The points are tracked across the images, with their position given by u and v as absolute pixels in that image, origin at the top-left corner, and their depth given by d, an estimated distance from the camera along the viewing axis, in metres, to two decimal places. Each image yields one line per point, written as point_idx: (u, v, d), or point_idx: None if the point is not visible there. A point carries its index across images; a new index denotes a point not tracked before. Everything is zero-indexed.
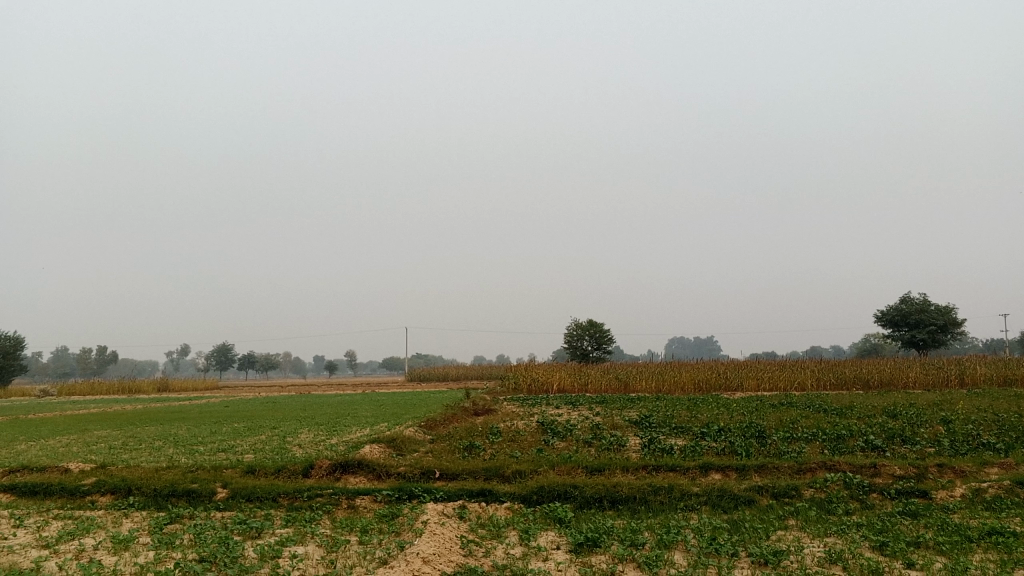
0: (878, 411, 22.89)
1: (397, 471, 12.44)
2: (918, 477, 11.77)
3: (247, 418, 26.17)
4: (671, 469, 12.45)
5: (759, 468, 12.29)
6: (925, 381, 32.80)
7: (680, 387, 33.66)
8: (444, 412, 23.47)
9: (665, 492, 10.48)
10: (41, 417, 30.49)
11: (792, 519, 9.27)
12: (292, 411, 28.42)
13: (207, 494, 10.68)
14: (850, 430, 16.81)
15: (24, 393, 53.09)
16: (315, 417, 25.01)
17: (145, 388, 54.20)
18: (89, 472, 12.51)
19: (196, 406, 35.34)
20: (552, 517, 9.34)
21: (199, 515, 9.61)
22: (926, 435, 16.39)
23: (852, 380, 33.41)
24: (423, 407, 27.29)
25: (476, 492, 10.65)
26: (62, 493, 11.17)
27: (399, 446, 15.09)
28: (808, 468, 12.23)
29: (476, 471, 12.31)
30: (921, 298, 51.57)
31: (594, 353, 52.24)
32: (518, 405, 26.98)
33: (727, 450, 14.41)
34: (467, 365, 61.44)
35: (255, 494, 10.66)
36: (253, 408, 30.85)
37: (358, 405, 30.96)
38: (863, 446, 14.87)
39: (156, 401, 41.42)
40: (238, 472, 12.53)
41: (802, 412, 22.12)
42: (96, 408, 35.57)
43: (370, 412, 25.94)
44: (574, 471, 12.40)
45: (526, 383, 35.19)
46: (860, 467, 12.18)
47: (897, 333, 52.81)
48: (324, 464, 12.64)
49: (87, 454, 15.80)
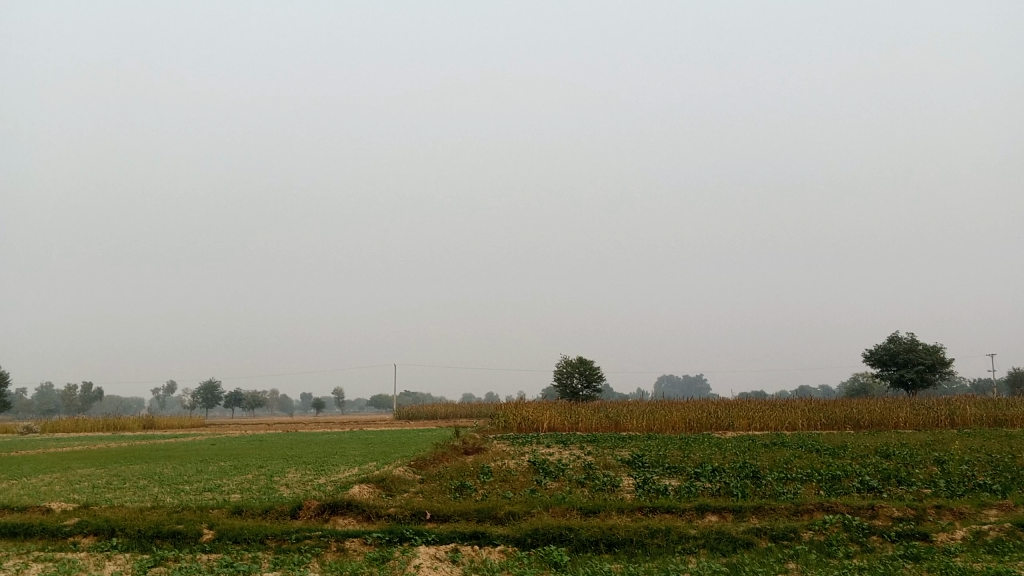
0: (871, 451, 22.74)
1: (387, 512, 12.20)
2: (916, 520, 11.61)
3: (233, 456, 25.78)
4: (667, 511, 12.25)
5: (756, 510, 12.11)
6: (916, 421, 32.68)
7: (671, 426, 33.42)
8: (433, 451, 23.17)
9: (662, 535, 10.29)
10: (22, 455, 29.97)
11: (792, 563, 9.10)
12: (279, 449, 28.05)
13: (193, 536, 10.40)
14: (845, 471, 16.65)
15: (6, 430, 52.33)
16: (302, 455, 24.67)
17: (129, 424, 53.52)
18: (72, 513, 12.19)
19: (181, 444, 34.85)
20: (547, 561, 9.13)
21: (184, 558, 9.34)
22: (922, 476, 16.25)
23: (843, 420, 33.29)
24: (412, 446, 26.95)
25: (470, 534, 10.42)
26: (43, 534, 10.86)
27: (389, 486, 14.83)
28: (805, 510, 12.06)
29: (468, 512, 12.08)
30: (910, 337, 51.68)
31: (583, 391, 51.99)
32: (508, 444, 26.71)
33: (723, 491, 14.23)
34: (456, 403, 61.03)
35: (242, 536, 10.39)
36: (240, 447, 30.41)
37: (346, 443, 30.60)
38: (859, 487, 14.71)
39: (140, 439, 40.84)
40: (225, 512, 12.25)
41: (795, 452, 21.96)
42: (80, 446, 35.02)
43: (358, 451, 25.60)
44: (569, 512, 12.19)
45: (516, 422, 34.91)
46: (858, 509, 12.01)
47: (886, 373, 52.80)
48: (313, 505, 12.38)
49: (69, 493, 15.45)
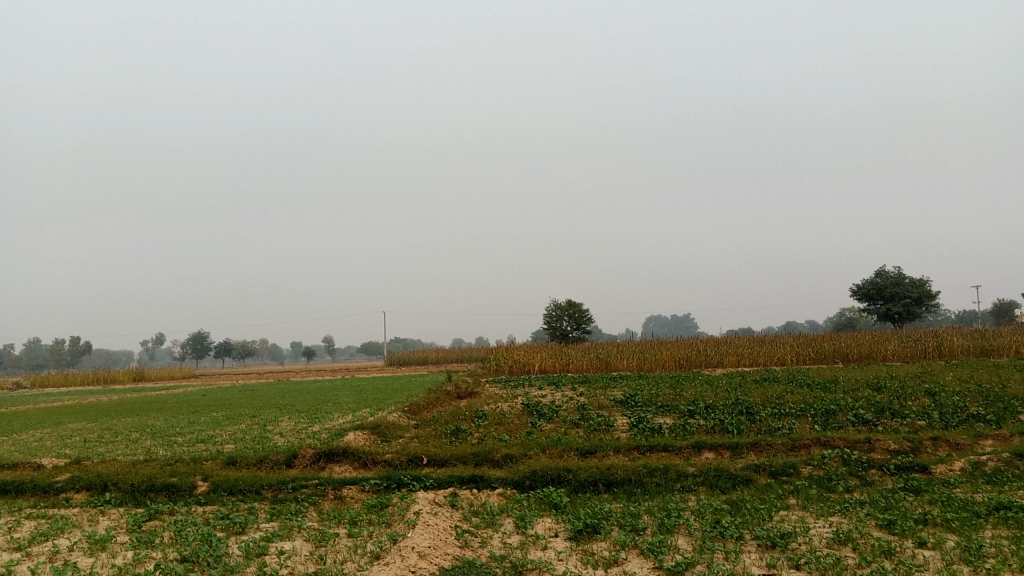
0: (862, 384, 22.82)
1: (383, 459, 12.10)
2: (913, 452, 11.61)
3: (226, 407, 25.67)
4: (664, 449, 12.20)
5: (753, 446, 12.08)
6: (903, 353, 32.88)
7: (662, 364, 33.53)
8: (426, 395, 23.14)
9: (661, 473, 10.23)
10: (13, 411, 29.81)
11: (793, 498, 9.07)
12: (272, 398, 27.95)
13: (187, 488, 10.27)
14: (839, 404, 16.68)
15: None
16: (295, 404, 24.61)
17: (120, 378, 53.40)
18: (63, 468, 12.03)
19: (173, 395, 34.73)
20: (546, 503, 9.05)
21: (179, 511, 9.21)
22: (914, 408, 16.30)
23: (832, 354, 33.48)
24: (405, 391, 26.96)
25: (468, 478, 10.34)
26: (35, 491, 10.70)
27: (384, 432, 14.74)
28: (802, 445, 12.05)
29: (465, 456, 12.00)
30: (897, 271, 51.82)
31: (573, 333, 52.08)
32: (500, 387, 26.76)
33: (718, 428, 14.22)
34: (447, 348, 61.15)
35: (238, 487, 10.26)
36: (231, 397, 30.30)
37: (338, 390, 30.57)
38: (854, 420, 14.72)
39: (131, 392, 40.67)
40: (219, 464, 12.11)
41: (787, 387, 22.01)
42: (71, 401, 34.91)
43: (351, 398, 25.54)
44: (566, 454, 12.11)
45: (507, 364, 34.95)
46: (855, 442, 12.00)
47: (873, 307, 53.04)
48: (308, 454, 12.27)
49: (61, 448, 15.27)
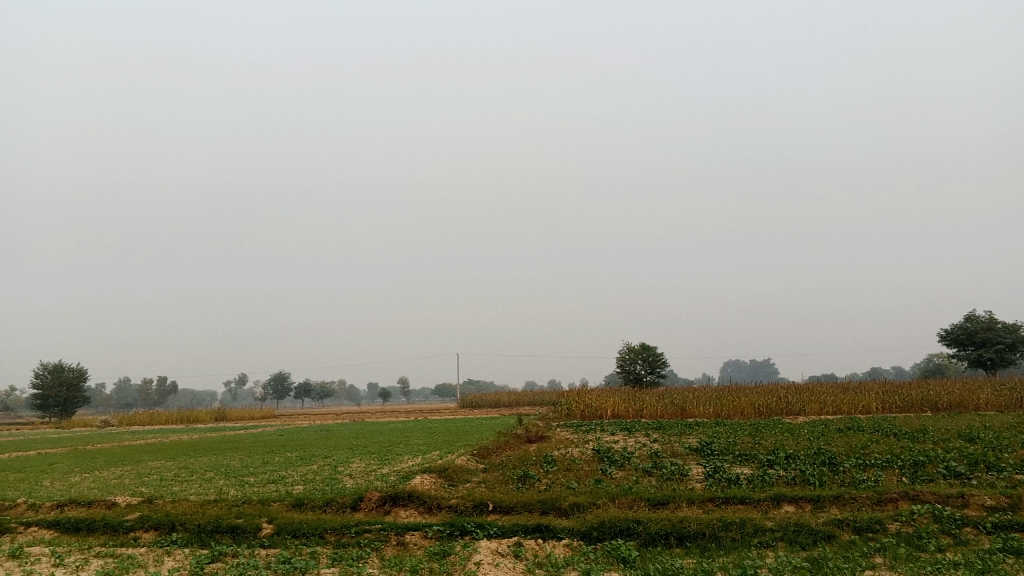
0: (953, 435, 21.62)
1: (449, 504, 11.89)
2: (1012, 508, 10.82)
3: (299, 447, 25.88)
4: (740, 502, 11.66)
5: (836, 500, 11.45)
6: (997, 403, 31.14)
7: (740, 411, 32.48)
8: (496, 439, 22.90)
9: (736, 528, 9.74)
10: (98, 448, 30.62)
11: (879, 557, 8.48)
12: (344, 440, 28.09)
13: (252, 531, 10.23)
14: (929, 456, 15.76)
15: (84, 424, 53.96)
16: (366, 445, 24.62)
17: (201, 417, 54.70)
18: (134, 507, 12.17)
19: (250, 435, 35.29)
20: (615, 556, 8.67)
21: (242, 553, 9.16)
22: (1011, 461, 15.28)
23: (920, 402, 31.94)
24: (476, 434, 26.81)
25: (533, 527, 10.04)
26: (105, 529, 10.83)
27: (451, 476, 14.56)
28: (889, 499, 11.35)
29: (531, 504, 11.68)
30: (988, 316, 49.55)
31: (647, 377, 51.12)
32: (571, 432, 26.32)
33: (799, 479, 13.56)
34: (520, 391, 60.84)
35: (301, 530, 10.17)
36: (305, 438, 30.50)
37: (409, 432, 30.58)
38: (945, 473, 13.87)
39: (212, 431, 41.49)
40: (285, 505, 12.09)
41: (872, 436, 21.03)
42: (154, 439, 35.83)
43: (422, 441, 25.42)
44: (636, 504, 11.70)
45: (580, 408, 34.45)
46: (947, 497, 11.25)
47: (963, 353, 50.72)
48: (374, 497, 12.14)
49: (137, 486, 15.55)
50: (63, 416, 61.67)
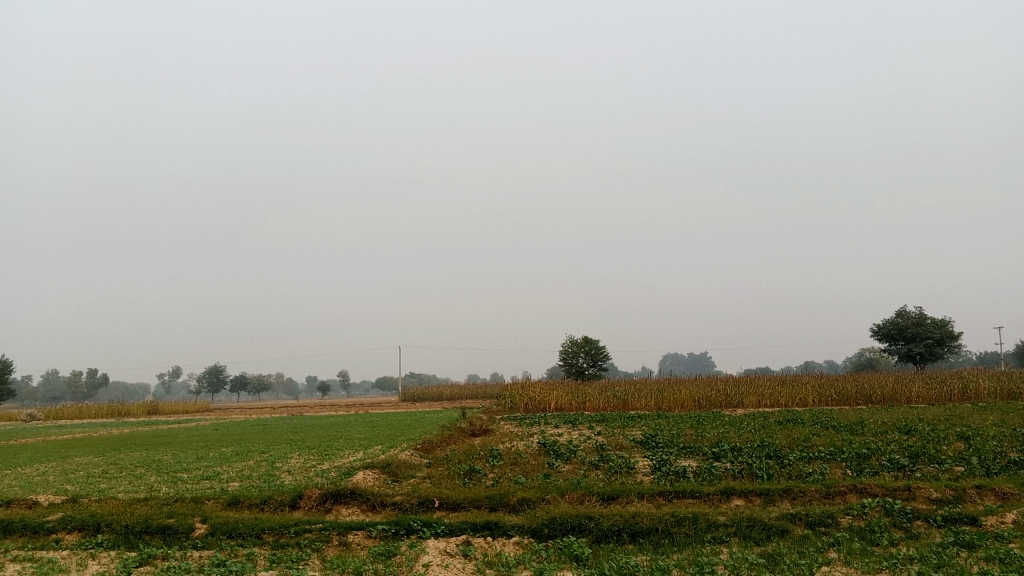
0: (890, 427, 21.96)
1: (393, 501, 11.50)
2: (959, 501, 10.89)
3: (236, 441, 25.09)
4: (691, 496, 11.50)
5: (785, 493, 11.37)
6: (928, 396, 31.89)
7: (681, 404, 32.64)
8: (440, 433, 22.50)
9: (690, 523, 9.55)
10: (23, 443, 29.36)
11: (833, 552, 8.38)
12: (284, 433, 27.38)
13: (184, 531, 9.67)
14: (870, 448, 15.90)
15: (10, 417, 52.01)
16: (306, 439, 24.03)
17: (133, 410, 53.08)
18: (57, 507, 11.45)
19: (183, 429, 34.18)
20: (567, 554, 8.39)
21: (173, 556, 8.62)
22: (949, 453, 15.51)
23: (854, 395, 32.56)
24: (418, 428, 26.32)
25: (482, 525, 9.70)
26: (24, 531, 10.13)
27: (395, 472, 14.13)
28: (837, 492, 11.31)
29: (479, 500, 11.35)
30: (919, 311, 50.87)
31: (589, 370, 51.32)
32: (515, 425, 26.09)
33: (746, 472, 13.50)
34: (462, 384, 60.51)
35: (237, 530, 9.65)
36: (242, 431, 29.65)
37: (350, 426, 30.01)
38: (888, 465, 13.95)
39: (144, 425, 40.18)
40: (220, 504, 11.52)
41: (811, 429, 21.26)
42: (83, 434, 34.47)
43: (363, 434, 24.89)
44: (586, 499, 11.45)
45: (523, 402, 34.25)
46: (894, 490, 11.26)
47: (894, 347, 51.99)
48: (315, 494, 11.65)
49: (62, 483, 14.75)
50: None
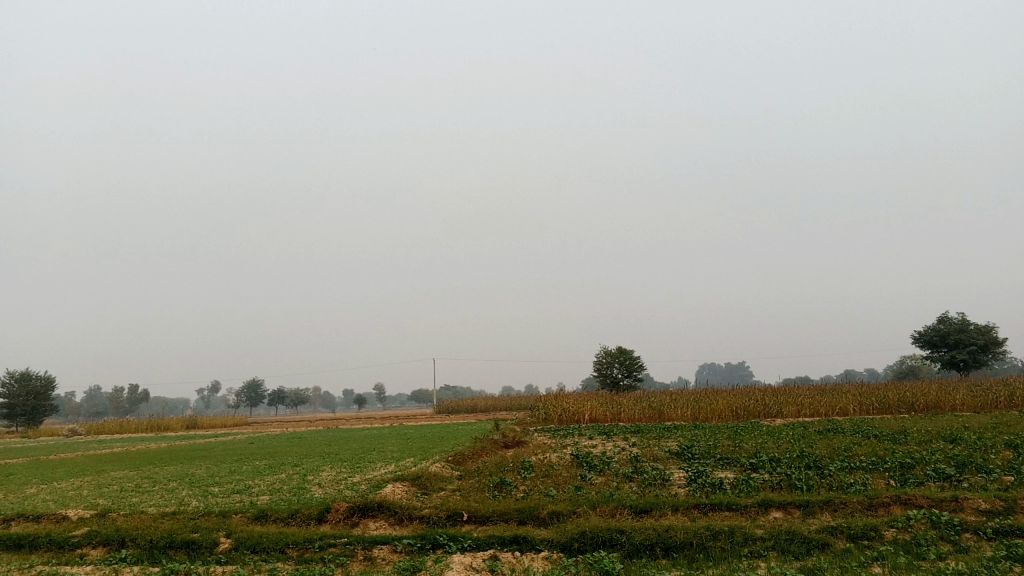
0: (934, 436, 21.27)
1: (420, 514, 11.29)
2: (1009, 512, 10.40)
3: (270, 455, 25.07)
4: (727, 508, 11.14)
5: (826, 505, 10.97)
6: (974, 403, 31.00)
7: (718, 414, 32.09)
8: (472, 445, 22.29)
9: (725, 537, 9.20)
10: (61, 458, 29.67)
11: (878, 566, 7.99)
12: (318, 447, 27.34)
13: (208, 546, 9.54)
14: (915, 458, 15.34)
15: (52, 433, 52.86)
16: (339, 452, 23.94)
17: (171, 424, 53.57)
18: (84, 522, 11.39)
19: (219, 443, 34.35)
20: (597, 569, 8.10)
21: (196, 571, 8.47)
22: (998, 462, 14.93)
23: (897, 403, 31.75)
24: (451, 440, 26.15)
25: (510, 539, 9.44)
26: (49, 546, 10.08)
27: (425, 484, 13.92)
28: (880, 504, 10.87)
29: (508, 513, 11.10)
30: (961, 317, 49.67)
31: (625, 381, 50.79)
32: (549, 437, 25.76)
33: (784, 483, 13.08)
34: (497, 396, 60.32)
35: (261, 545, 9.50)
36: (276, 445, 29.66)
37: (384, 438, 29.90)
38: (933, 475, 13.44)
39: (181, 439, 40.50)
40: (247, 518, 11.39)
41: (852, 438, 20.72)
42: (121, 448, 34.83)
43: (397, 447, 24.72)
44: (619, 512, 11.14)
45: (556, 413, 33.92)
46: (941, 501, 10.80)
47: (937, 354, 50.80)
48: (342, 508, 11.49)
49: (94, 498, 14.80)
50: (31, 425, 60.14)
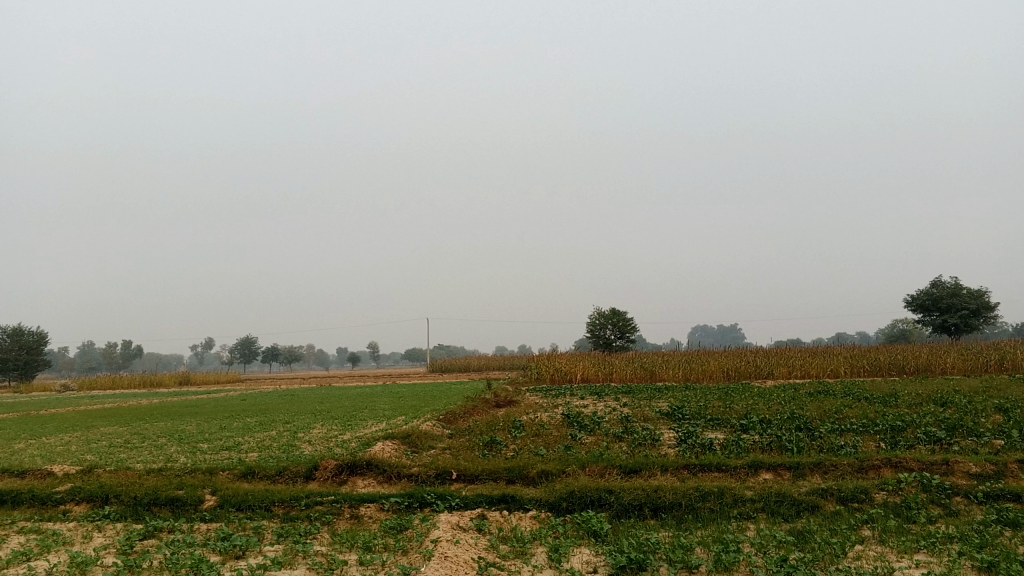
0: (925, 399, 21.27)
1: (409, 473, 11.21)
2: (1000, 476, 10.36)
3: (261, 412, 25.02)
4: (716, 469, 11.09)
5: (816, 467, 10.92)
6: (963, 366, 31.13)
7: (709, 375, 32.18)
8: (464, 403, 22.24)
9: (715, 498, 9.13)
10: (51, 413, 29.61)
11: (868, 529, 7.93)
12: (309, 404, 27.30)
13: (193, 503, 9.44)
14: (905, 421, 15.32)
15: (44, 388, 52.83)
16: (331, 410, 23.87)
17: (164, 381, 53.59)
18: (69, 478, 11.26)
19: (209, 400, 34.24)
20: (585, 529, 8.02)
21: (179, 529, 8.38)
22: (989, 425, 14.92)
23: (887, 366, 31.87)
24: (443, 399, 26.14)
25: (498, 498, 9.36)
26: (32, 501, 9.97)
27: (415, 442, 13.85)
28: (871, 466, 10.82)
29: (497, 473, 11.02)
30: (954, 282, 49.70)
31: (617, 342, 50.90)
32: (541, 396, 25.75)
33: (775, 445, 13.03)
34: (490, 355, 60.44)
35: (246, 502, 9.41)
36: (268, 402, 29.65)
37: (375, 396, 29.91)
38: (924, 438, 13.42)
39: (173, 396, 40.42)
40: (233, 475, 11.29)
41: (843, 401, 20.74)
42: (112, 403, 34.84)
43: (389, 405, 24.73)
44: (608, 472, 11.07)
45: (549, 372, 33.97)
46: (931, 464, 10.76)
47: (928, 318, 50.94)
48: (330, 465, 11.39)
49: (82, 453, 14.70)
50: (23, 379, 60.05)
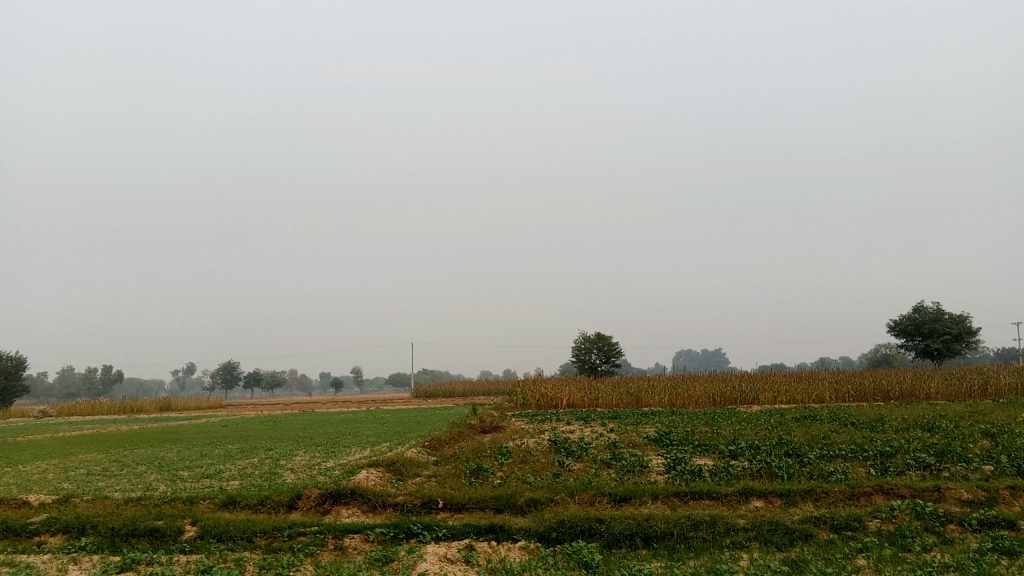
0: (911, 424, 21.23)
1: (395, 501, 10.99)
2: (992, 503, 10.27)
3: (243, 439, 24.64)
4: (707, 496, 10.95)
5: (807, 494, 10.80)
6: (947, 391, 31.19)
7: (695, 400, 32.07)
8: (449, 429, 21.98)
9: (707, 527, 8.98)
10: (28, 440, 29.06)
11: (863, 558, 7.81)
12: (292, 431, 26.92)
13: (173, 534, 9.19)
14: (893, 446, 15.24)
15: (21, 414, 51.89)
16: (314, 437, 23.53)
17: (145, 406, 52.86)
18: (44, 508, 10.96)
19: (190, 426, 33.75)
20: (576, 560, 7.85)
21: (158, 561, 8.13)
22: (977, 451, 14.87)
23: (872, 391, 31.86)
24: (428, 425, 25.88)
25: (486, 527, 9.17)
26: (6, 533, 9.68)
27: (400, 470, 13.63)
28: (862, 493, 10.71)
29: (485, 501, 10.83)
30: (936, 307, 49.99)
31: (602, 367, 50.75)
32: (527, 422, 25.52)
33: (764, 471, 12.90)
34: (475, 380, 60.08)
35: (228, 533, 9.16)
36: (250, 428, 29.22)
37: (359, 422, 29.56)
38: (913, 463, 13.34)
39: (154, 422, 39.86)
40: (214, 505, 11.03)
41: (830, 426, 20.66)
42: (90, 430, 34.24)
43: (373, 431, 24.43)
44: (597, 500, 10.91)
45: (534, 398, 33.72)
46: (923, 491, 10.66)
47: (910, 343, 51.16)
48: (314, 494, 11.15)
49: (58, 482, 14.36)
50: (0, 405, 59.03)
